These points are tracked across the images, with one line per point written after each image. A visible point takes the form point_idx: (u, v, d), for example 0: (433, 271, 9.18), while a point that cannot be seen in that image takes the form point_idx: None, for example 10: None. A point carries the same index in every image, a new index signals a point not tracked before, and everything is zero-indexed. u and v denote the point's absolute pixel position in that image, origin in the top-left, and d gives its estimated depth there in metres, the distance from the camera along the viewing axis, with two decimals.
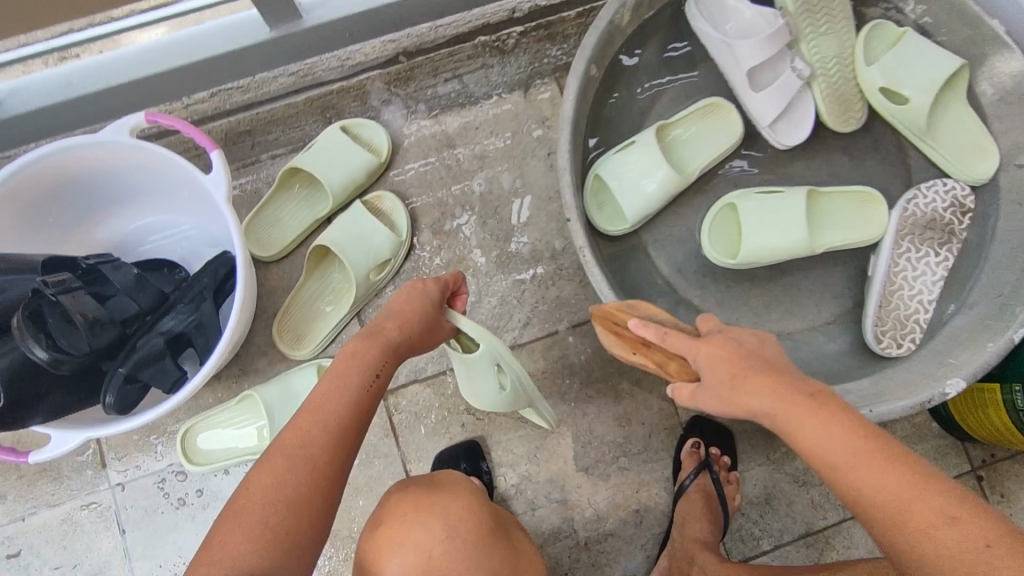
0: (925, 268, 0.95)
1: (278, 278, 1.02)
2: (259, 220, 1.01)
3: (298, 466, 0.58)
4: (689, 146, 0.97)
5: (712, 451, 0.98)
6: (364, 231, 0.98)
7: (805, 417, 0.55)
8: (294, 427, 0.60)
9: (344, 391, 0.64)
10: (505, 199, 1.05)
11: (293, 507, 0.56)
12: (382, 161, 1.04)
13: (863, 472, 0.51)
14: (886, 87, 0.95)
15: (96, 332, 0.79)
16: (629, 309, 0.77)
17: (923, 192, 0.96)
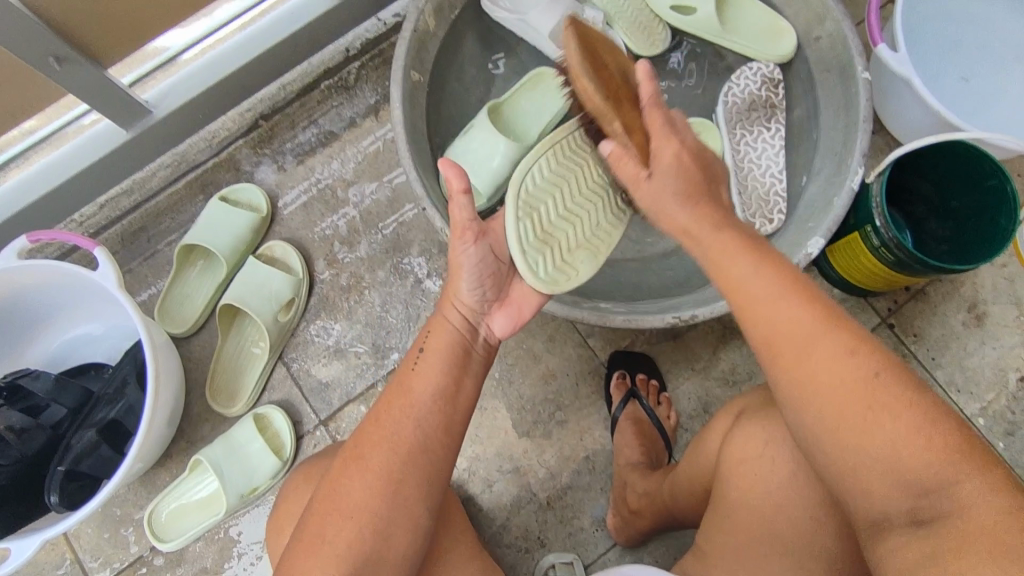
0: (764, 144, 1.09)
1: (200, 348, 1.08)
2: (167, 301, 1.08)
3: (377, 459, 0.62)
4: (527, 119, 1.08)
5: (637, 377, 1.03)
6: (261, 280, 1.05)
7: (735, 254, 0.61)
8: (363, 437, 0.64)
9: (403, 382, 0.66)
10: (384, 214, 1.15)
11: (375, 494, 0.61)
12: (264, 216, 1.12)
13: (738, 263, 0.60)
14: (673, 7, 1.08)
15: (25, 439, 0.87)
16: (607, 54, 0.73)
17: (736, 82, 1.10)
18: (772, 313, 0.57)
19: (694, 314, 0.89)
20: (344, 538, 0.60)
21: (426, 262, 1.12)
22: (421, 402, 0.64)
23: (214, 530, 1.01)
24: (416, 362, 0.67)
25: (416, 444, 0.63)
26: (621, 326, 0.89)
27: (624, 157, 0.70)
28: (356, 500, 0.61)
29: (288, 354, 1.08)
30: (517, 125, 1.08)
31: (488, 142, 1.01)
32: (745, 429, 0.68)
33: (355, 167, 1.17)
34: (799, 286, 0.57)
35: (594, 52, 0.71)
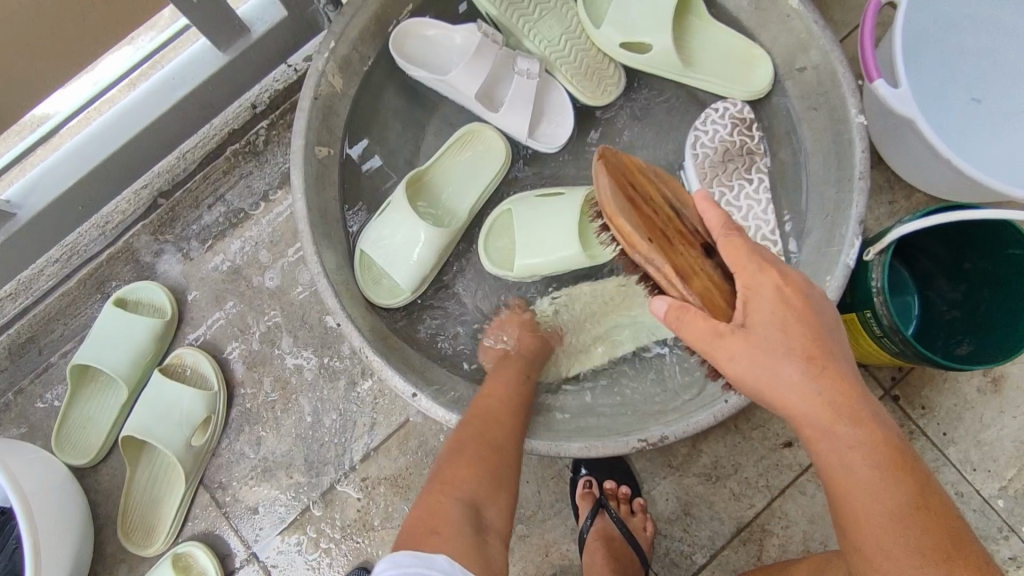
0: (748, 202, 0.93)
1: (110, 478, 0.95)
2: (66, 431, 0.94)
3: (483, 449, 0.65)
4: (453, 188, 0.94)
5: (606, 486, 0.91)
6: (169, 401, 0.92)
7: (868, 483, 0.52)
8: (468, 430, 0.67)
9: (497, 392, 0.74)
10: (309, 306, 0.99)
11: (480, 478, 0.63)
12: (169, 318, 0.98)
13: (862, 494, 0.52)
14: (624, 45, 0.92)
15: None
16: (654, 184, 0.67)
17: (702, 128, 0.94)
18: (903, 568, 0.50)
19: (662, 436, 0.75)
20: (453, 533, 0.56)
21: (359, 359, 0.97)
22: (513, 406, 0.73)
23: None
24: (501, 387, 0.75)
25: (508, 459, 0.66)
26: (578, 456, 0.75)
27: (689, 310, 0.59)
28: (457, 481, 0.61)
29: (210, 477, 0.95)
30: (442, 197, 0.94)
31: (406, 228, 0.87)
32: None
33: (270, 248, 1.01)
34: (943, 535, 0.50)
35: (633, 189, 0.66)
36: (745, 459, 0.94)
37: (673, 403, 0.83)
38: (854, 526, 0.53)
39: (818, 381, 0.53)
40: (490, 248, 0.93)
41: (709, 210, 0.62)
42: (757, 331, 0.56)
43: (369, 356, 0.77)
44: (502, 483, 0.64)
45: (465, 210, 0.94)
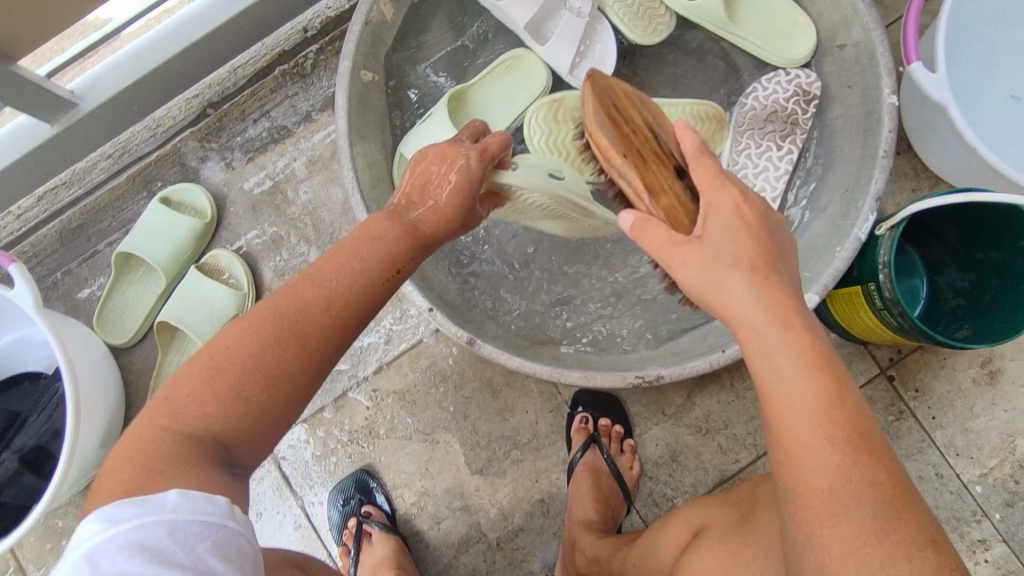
0: (766, 163, 0.94)
1: (143, 361, 1.03)
2: (109, 310, 1.02)
3: (282, 344, 0.54)
4: (493, 108, 0.98)
5: (601, 423, 0.97)
6: (205, 295, 0.99)
7: (792, 378, 0.53)
8: (273, 312, 0.55)
9: (362, 270, 0.60)
10: (339, 224, 1.05)
11: (259, 381, 0.53)
12: (208, 221, 1.04)
13: (789, 389, 0.53)
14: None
15: None
16: (637, 110, 0.82)
17: (763, 85, 0.96)
18: (816, 461, 0.50)
19: (658, 375, 0.80)
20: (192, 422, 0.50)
21: None
22: (349, 275, 0.59)
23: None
24: (366, 256, 0.61)
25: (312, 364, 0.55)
26: (576, 384, 0.80)
27: (653, 222, 0.67)
28: (227, 370, 0.52)
29: None
30: (482, 112, 0.97)
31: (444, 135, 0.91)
32: (701, 561, 0.60)
33: (307, 166, 1.07)
34: (860, 437, 0.51)
35: (617, 110, 0.81)
36: (736, 417, 0.99)
37: (672, 349, 0.87)
38: (775, 423, 0.54)
39: (764, 289, 0.58)
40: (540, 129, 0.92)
41: (688, 133, 0.69)
42: (716, 247, 0.62)
43: None
44: (279, 392, 0.53)
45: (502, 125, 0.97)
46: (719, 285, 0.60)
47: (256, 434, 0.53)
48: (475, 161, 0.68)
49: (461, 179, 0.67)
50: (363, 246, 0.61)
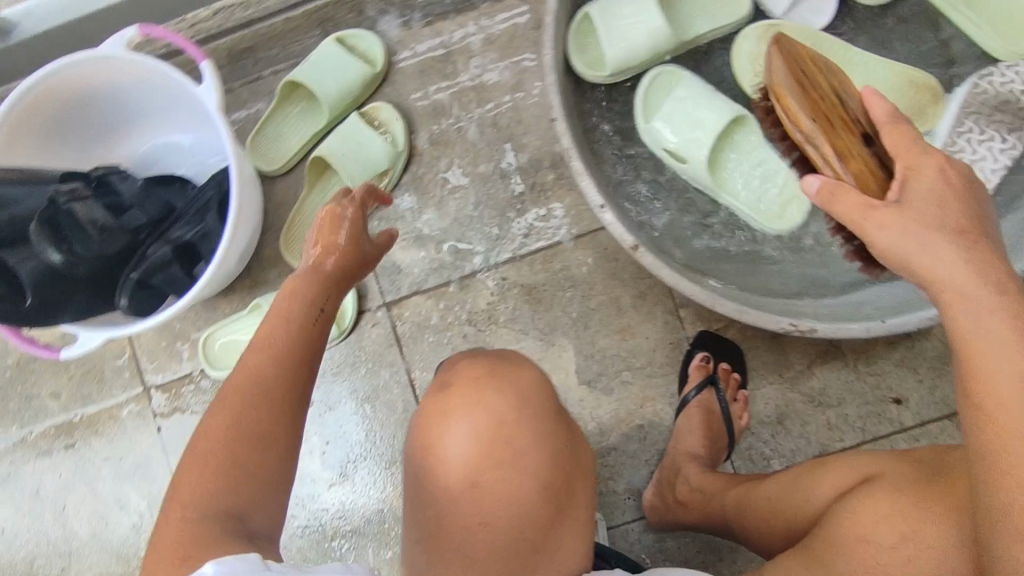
0: (985, 152, 0.84)
1: (284, 194, 1.04)
2: (263, 134, 1.02)
3: (252, 403, 0.55)
4: (694, 16, 0.90)
5: (720, 366, 0.96)
6: (361, 143, 0.98)
7: (1001, 342, 0.48)
8: (251, 368, 0.57)
9: (289, 326, 0.61)
10: (504, 109, 1.03)
11: (257, 440, 0.54)
12: (377, 72, 1.02)
13: (997, 351, 0.48)
14: None
15: (105, 238, 0.84)
16: (824, 72, 0.64)
17: (1002, 72, 0.85)
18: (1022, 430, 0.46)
19: (813, 328, 0.79)
20: (208, 492, 0.51)
21: (535, 174, 1.01)
22: (298, 335, 0.61)
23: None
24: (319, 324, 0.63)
25: (292, 395, 0.57)
26: (728, 315, 0.80)
27: (843, 187, 0.57)
28: (221, 425, 0.54)
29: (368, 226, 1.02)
30: (680, 17, 0.90)
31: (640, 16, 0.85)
32: (867, 505, 0.61)
33: (484, 42, 1.04)
34: None
35: (803, 73, 0.64)
36: (851, 398, 0.96)
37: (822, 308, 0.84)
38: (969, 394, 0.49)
39: (967, 251, 0.52)
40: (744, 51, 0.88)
41: (875, 100, 0.60)
42: (914, 204, 0.55)
43: (573, 159, 0.82)
44: (262, 451, 0.54)
45: (693, 38, 0.90)
46: (926, 233, 0.53)
47: (262, 486, 0.53)
48: (370, 246, 0.72)
49: (355, 233, 0.70)
50: (304, 327, 0.62)
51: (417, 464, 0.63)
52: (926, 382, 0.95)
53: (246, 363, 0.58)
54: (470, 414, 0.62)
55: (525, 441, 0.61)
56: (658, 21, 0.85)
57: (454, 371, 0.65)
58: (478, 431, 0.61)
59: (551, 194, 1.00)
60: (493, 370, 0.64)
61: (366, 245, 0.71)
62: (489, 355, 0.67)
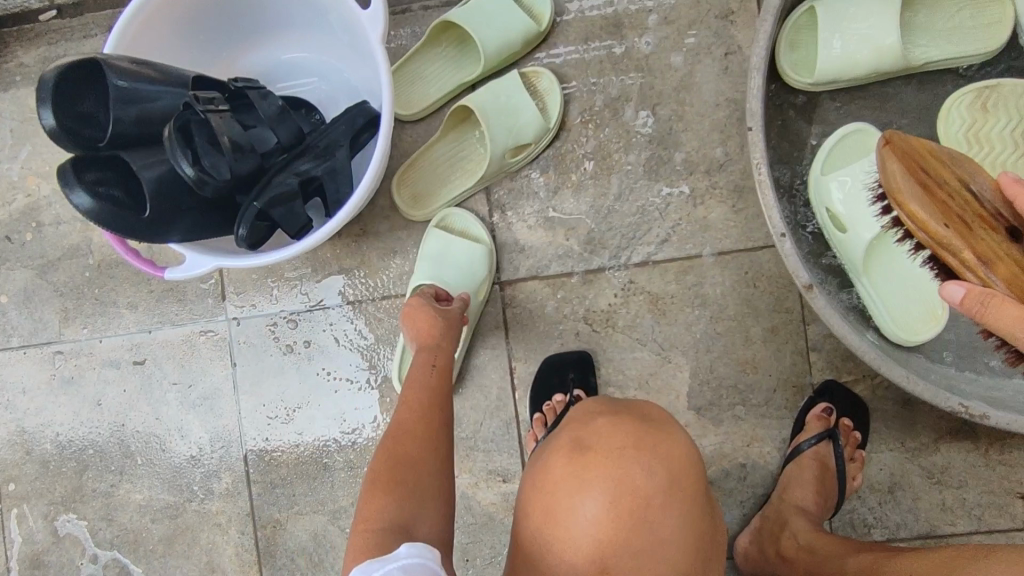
0: None
1: (411, 142, 0.96)
2: (403, 74, 0.94)
3: (406, 480, 0.59)
4: (928, 38, 0.82)
5: (841, 420, 0.89)
6: (512, 105, 0.89)
7: None
8: (391, 451, 0.62)
9: (418, 382, 0.69)
10: (668, 98, 0.93)
11: (410, 503, 0.58)
12: (541, 31, 0.92)
13: None
14: None
15: (238, 158, 0.75)
16: (953, 167, 0.56)
17: None
18: None
19: (984, 414, 0.72)
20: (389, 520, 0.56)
21: (686, 176, 0.93)
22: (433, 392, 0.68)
23: (354, 281, 0.97)
24: (438, 386, 0.69)
25: (442, 465, 0.63)
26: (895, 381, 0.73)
27: (998, 295, 0.50)
28: (380, 508, 0.56)
29: (496, 195, 0.94)
30: (912, 34, 0.83)
31: (869, 15, 0.80)
32: None
33: (661, 19, 0.94)
34: None
35: (927, 173, 0.56)
36: (974, 482, 0.91)
37: (987, 392, 0.77)
38: None
39: None
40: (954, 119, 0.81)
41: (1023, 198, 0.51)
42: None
43: (762, 174, 0.74)
44: (422, 469, 0.61)
45: (918, 58, 0.81)
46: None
47: (430, 509, 0.59)
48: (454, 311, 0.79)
49: (454, 325, 0.78)
50: (426, 377, 0.70)
51: (529, 533, 0.56)
52: None
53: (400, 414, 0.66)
54: (609, 486, 0.54)
55: (666, 526, 0.54)
56: (890, 24, 0.79)
57: (590, 430, 0.58)
58: (617, 504, 0.54)
59: (700, 202, 0.92)
60: (639, 440, 0.56)
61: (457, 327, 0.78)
62: (621, 411, 0.59)
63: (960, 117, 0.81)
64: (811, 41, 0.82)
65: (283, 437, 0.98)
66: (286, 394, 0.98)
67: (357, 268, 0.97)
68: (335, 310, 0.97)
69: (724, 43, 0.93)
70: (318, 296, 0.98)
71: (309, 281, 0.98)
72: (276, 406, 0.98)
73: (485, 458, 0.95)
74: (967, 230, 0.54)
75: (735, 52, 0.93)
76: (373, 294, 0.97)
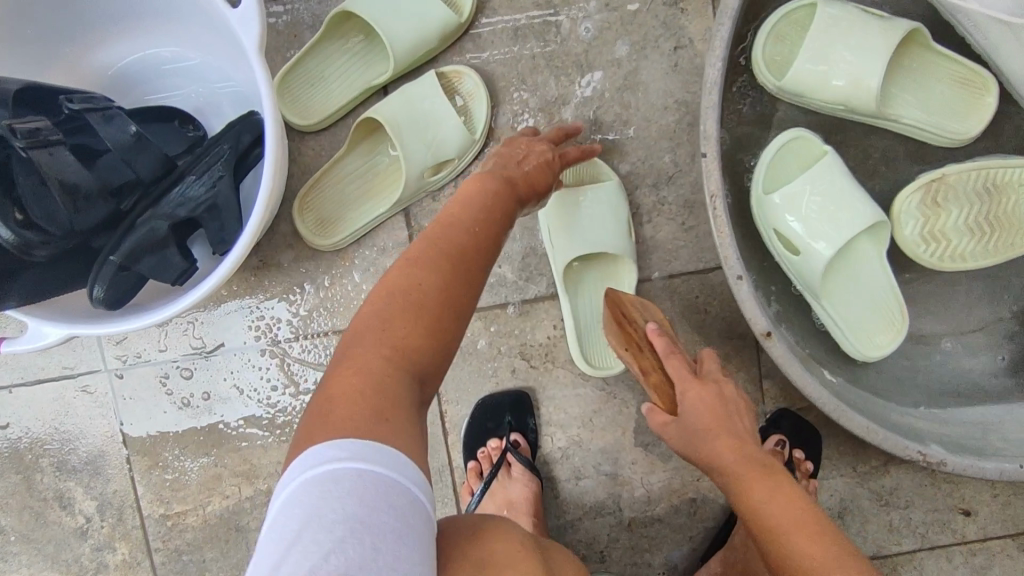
0: None
1: (313, 156, 0.81)
2: (297, 75, 0.78)
3: (411, 310, 0.43)
4: (907, 92, 0.74)
5: (793, 453, 0.84)
6: (430, 114, 0.76)
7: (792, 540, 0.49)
8: (396, 281, 0.45)
9: (474, 208, 0.52)
10: (610, 100, 0.81)
11: (414, 344, 0.43)
12: (462, 22, 0.78)
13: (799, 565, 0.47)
14: None
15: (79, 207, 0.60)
16: (642, 313, 0.67)
17: None
18: None
19: (942, 461, 0.68)
20: (387, 373, 0.41)
21: (631, 190, 0.82)
22: (486, 218, 0.52)
23: (255, 321, 0.83)
24: (495, 209, 0.53)
25: (469, 284, 0.47)
26: (856, 432, 0.68)
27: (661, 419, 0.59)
28: (354, 375, 0.40)
29: (415, 216, 0.82)
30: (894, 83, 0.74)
31: (867, 41, 0.69)
32: None
33: (601, 7, 0.81)
34: None
35: (625, 318, 0.66)
36: (920, 501, 0.88)
37: (937, 428, 0.74)
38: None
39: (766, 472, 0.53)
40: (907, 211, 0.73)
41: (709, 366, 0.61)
42: (761, 513, 0.51)
43: (717, 209, 0.65)
44: (459, 269, 0.47)
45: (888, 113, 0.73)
46: (775, 540, 0.50)
47: (438, 354, 0.44)
48: (550, 149, 0.64)
49: (540, 164, 0.61)
50: (470, 196, 0.53)
51: None
52: (999, 497, 0.88)
53: (438, 222, 0.50)
54: None
55: None
56: (881, 61, 0.69)
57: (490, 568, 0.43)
58: None
59: (646, 220, 0.83)
60: None
61: (550, 171, 0.62)
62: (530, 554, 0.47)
63: (911, 216, 0.73)
64: (799, 41, 0.73)
65: (185, 500, 0.85)
66: (183, 452, 0.85)
67: (257, 305, 0.83)
68: (235, 355, 0.83)
69: (674, 35, 0.81)
70: (213, 339, 0.83)
71: (200, 322, 0.83)
72: (173, 467, 0.85)
73: None
74: (641, 353, 0.63)
75: (686, 45, 0.81)
76: (277, 335, 0.83)
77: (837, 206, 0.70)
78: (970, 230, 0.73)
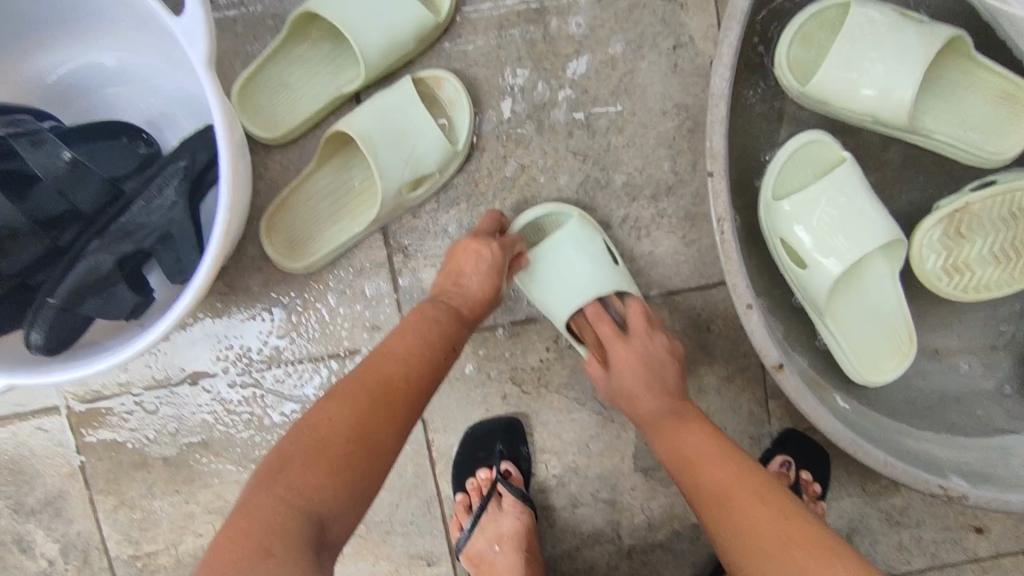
0: None
1: (281, 171, 0.74)
2: (260, 81, 0.71)
3: (313, 452, 0.46)
4: (940, 103, 0.68)
5: (801, 475, 0.81)
6: (408, 124, 0.69)
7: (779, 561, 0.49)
8: (320, 417, 0.48)
9: (418, 343, 0.55)
10: (604, 103, 0.75)
11: (317, 487, 0.45)
12: (441, 21, 0.71)
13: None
14: None
15: None
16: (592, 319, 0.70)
17: None
18: None
19: (963, 494, 0.64)
20: (279, 515, 0.43)
21: (627, 202, 0.76)
22: (426, 349, 0.55)
23: (223, 351, 0.77)
24: (438, 345, 0.56)
25: (387, 433, 0.49)
26: (872, 466, 0.63)
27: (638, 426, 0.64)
28: (252, 514, 0.43)
29: (395, 234, 0.75)
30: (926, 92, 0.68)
31: (901, 47, 0.63)
32: None
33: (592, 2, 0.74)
34: None
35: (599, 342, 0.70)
36: (931, 520, 0.84)
37: (955, 455, 0.69)
38: None
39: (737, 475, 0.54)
40: (927, 243, 0.68)
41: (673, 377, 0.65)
42: (710, 485, 0.55)
43: (725, 234, 0.60)
44: (379, 412, 0.49)
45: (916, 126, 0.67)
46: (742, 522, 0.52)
47: (347, 505, 0.46)
48: (498, 250, 0.63)
49: (488, 275, 0.62)
50: (411, 331, 0.56)
51: None
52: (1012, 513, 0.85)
53: (379, 355, 0.54)
54: None
55: None
56: (916, 72, 0.63)
57: None
58: None
59: (644, 234, 0.77)
60: None
61: (499, 279, 0.62)
62: None
63: (932, 248, 0.68)
64: (827, 44, 0.67)
65: (155, 539, 0.80)
66: (150, 490, 0.79)
67: (225, 333, 0.77)
68: (203, 387, 0.77)
69: (672, 32, 0.74)
70: (179, 370, 0.77)
71: (164, 353, 0.77)
72: (139, 506, 0.79)
73: (404, 542, 0.81)
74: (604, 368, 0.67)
75: (686, 43, 0.74)
76: (248, 364, 0.77)
77: (848, 215, 0.65)
78: (996, 257, 0.67)
